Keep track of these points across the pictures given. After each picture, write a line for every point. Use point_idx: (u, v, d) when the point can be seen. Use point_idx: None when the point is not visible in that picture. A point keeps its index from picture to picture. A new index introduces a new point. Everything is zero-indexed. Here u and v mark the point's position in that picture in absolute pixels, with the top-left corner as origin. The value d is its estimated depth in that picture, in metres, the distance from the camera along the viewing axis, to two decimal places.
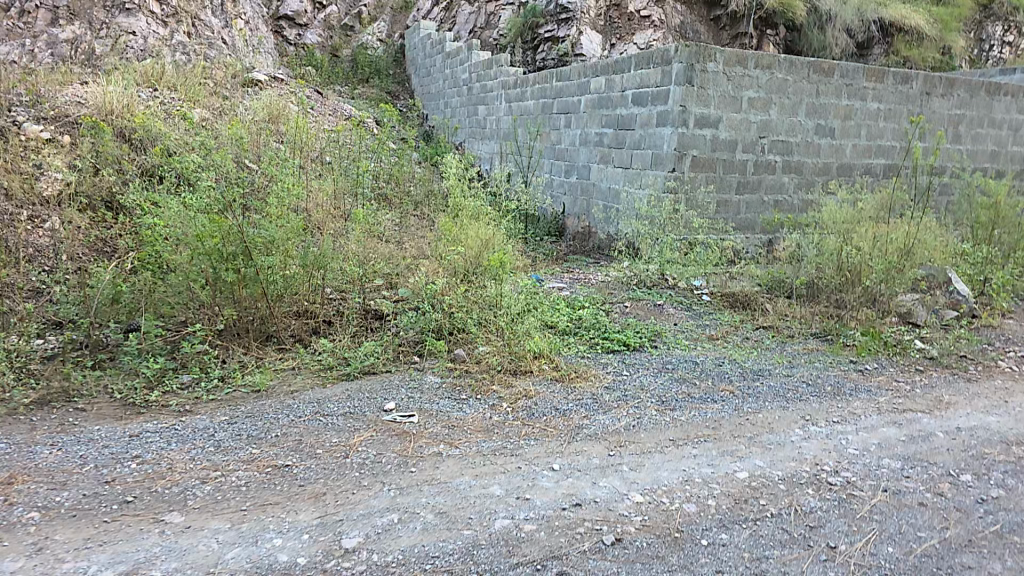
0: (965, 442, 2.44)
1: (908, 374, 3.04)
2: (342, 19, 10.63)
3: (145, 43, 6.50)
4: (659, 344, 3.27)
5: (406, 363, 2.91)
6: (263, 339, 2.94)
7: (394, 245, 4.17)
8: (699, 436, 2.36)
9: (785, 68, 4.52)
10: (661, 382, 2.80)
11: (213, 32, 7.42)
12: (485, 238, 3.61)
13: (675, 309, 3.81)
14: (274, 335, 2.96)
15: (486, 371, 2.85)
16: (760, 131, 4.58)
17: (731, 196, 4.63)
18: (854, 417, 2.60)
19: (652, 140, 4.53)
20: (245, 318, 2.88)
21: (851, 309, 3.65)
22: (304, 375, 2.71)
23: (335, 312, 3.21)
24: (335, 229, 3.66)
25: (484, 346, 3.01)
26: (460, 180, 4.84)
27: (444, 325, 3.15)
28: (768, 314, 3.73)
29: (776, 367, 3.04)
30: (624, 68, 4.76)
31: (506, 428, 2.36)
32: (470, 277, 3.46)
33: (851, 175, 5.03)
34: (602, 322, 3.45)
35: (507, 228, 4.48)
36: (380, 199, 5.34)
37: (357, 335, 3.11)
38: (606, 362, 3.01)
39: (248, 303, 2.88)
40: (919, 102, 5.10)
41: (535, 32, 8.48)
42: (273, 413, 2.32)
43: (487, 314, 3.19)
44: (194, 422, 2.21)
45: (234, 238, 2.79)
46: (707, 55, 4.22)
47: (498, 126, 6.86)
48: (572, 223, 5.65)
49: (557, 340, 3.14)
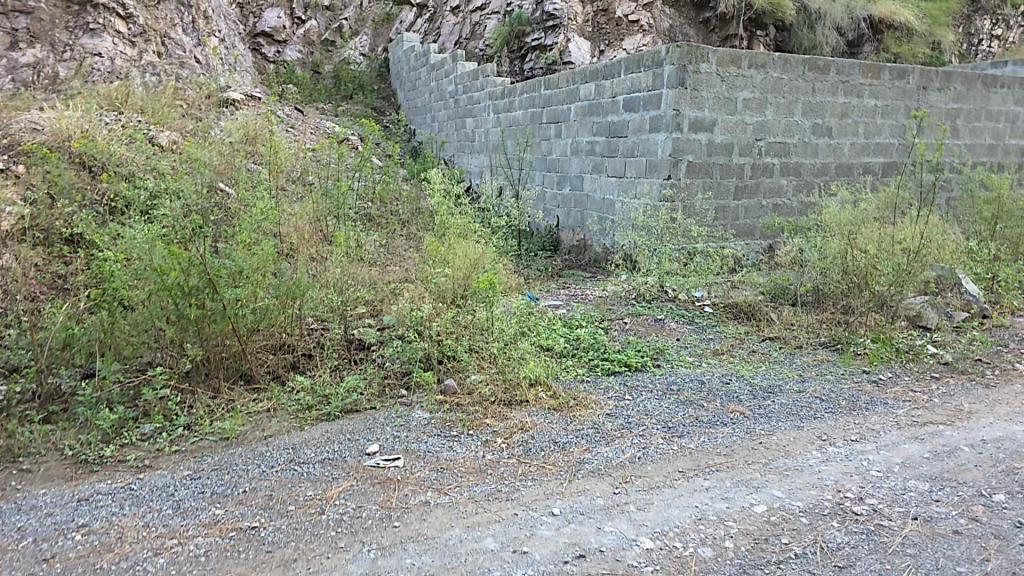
0: (994, 458, 2.25)
1: (924, 383, 2.89)
2: (322, 34, 10.51)
3: (113, 65, 6.36)
4: (662, 363, 3.10)
5: (393, 400, 2.74)
6: (238, 379, 2.82)
7: (380, 267, 4.03)
8: (710, 465, 2.17)
9: (780, 66, 4.43)
10: (666, 407, 2.61)
11: (185, 51, 7.33)
12: (473, 258, 3.51)
13: (676, 324, 3.65)
14: (247, 374, 2.84)
15: (479, 402, 2.67)
16: (757, 132, 4.47)
17: (729, 201, 4.51)
18: (872, 434, 2.42)
19: (645, 146, 4.40)
20: (216, 356, 2.74)
21: (860, 315, 3.52)
22: (280, 418, 2.55)
23: (314, 344, 3.09)
24: (312, 254, 3.57)
25: (477, 375, 2.84)
26: (447, 198, 4.68)
27: (433, 354, 2.97)
28: (773, 324, 3.59)
29: (788, 383, 2.86)
30: (614, 73, 4.63)
31: (501, 467, 2.18)
32: (459, 300, 3.30)
33: (851, 175, 4.94)
34: (601, 341, 3.29)
35: (498, 245, 4.32)
36: (366, 219, 5.18)
37: (338, 369, 2.96)
38: (607, 386, 2.83)
39: (216, 341, 2.73)
40: (915, 97, 5.04)
41: (521, 41, 8.42)
42: (243, 464, 2.18)
43: (478, 338, 3.04)
44: (153, 480, 2.06)
45: (197, 272, 2.68)
46: (698, 55, 4.11)
47: (486, 139, 6.74)
48: (567, 236, 5.49)
49: (554, 364, 2.96)
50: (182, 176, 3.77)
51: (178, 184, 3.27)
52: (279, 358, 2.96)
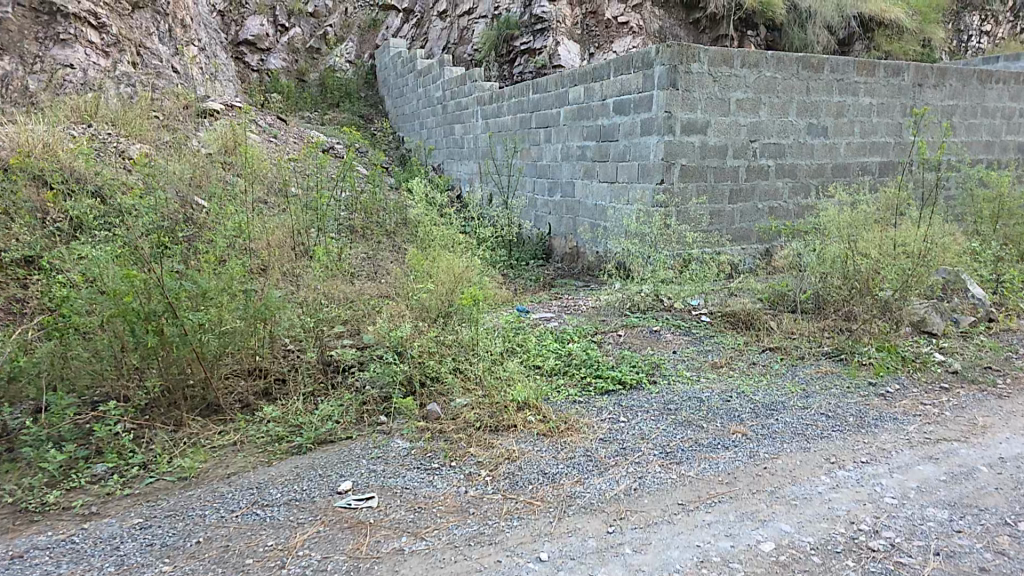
0: (1014, 479, 2.03)
1: (934, 395, 2.71)
2: (307, 41, 10.31)
3: (86, 76, 6.20)
4: (658, 379, 2.92)
5: (370, 427, 2.62)
6: (205, 411, 2.79)
7: (366, 281, 3.92)
8: (713, 496, 1.99)
9: (773, 65, 4.30)
10: (665, 429, 2.44)
11: (161, 61, 7.13)
12: (456, 272, 3.31)
13: (673, 335, 3.49)
14: (215, 404, 2.81)
15: (463, 429, 2.50)
16: (751, 133, 4.34)
17: (724, 205, 4.37)
18: (884, 455, 2.21)
19: (637, 150, 4.25)
20: (180, 386, 2.71)
21: (863, 322, 3.37)
22: (246, 452, 2.51)
23: (289, 368, 3.05)
24: (287, 276, 3.47)
25: (462, 399, 2.66)
26: (429, 207, 4.50)
27: (414, 377, 2.79)
28: (773, 333, 3.44)
29: (791, 399, 2.68)
30: (604, 75, 4.49)
31: (485, 505, 2.01)
32: (447, 317, 3.13)
33: (848, 175, 4.82)
34: (594, 356, 3.10)
35: (485, 255, 4.15)
36: (349, 231, 4.99)
37: (314, 394, 2.88)
38: (601, 407, 2.65)
39: (180, 370, 2.70)
40: (911, 95, 4.93)
41: (510, 45, 8.29)
42: (199, 509, 2.08)
43: (463, 357, 2.87)
44: (98, 531, 1.95)
45: (155, 296, 2.61)
46: (690, 54, 3.97)
47: (475, 145, 6.58)
48: (559, 243, 5.34)
49: (544, 384, 2.78)
50: (148, 194, 3.67)
51: (141, 203, 3.21)
52: (252, 384, 2.94)
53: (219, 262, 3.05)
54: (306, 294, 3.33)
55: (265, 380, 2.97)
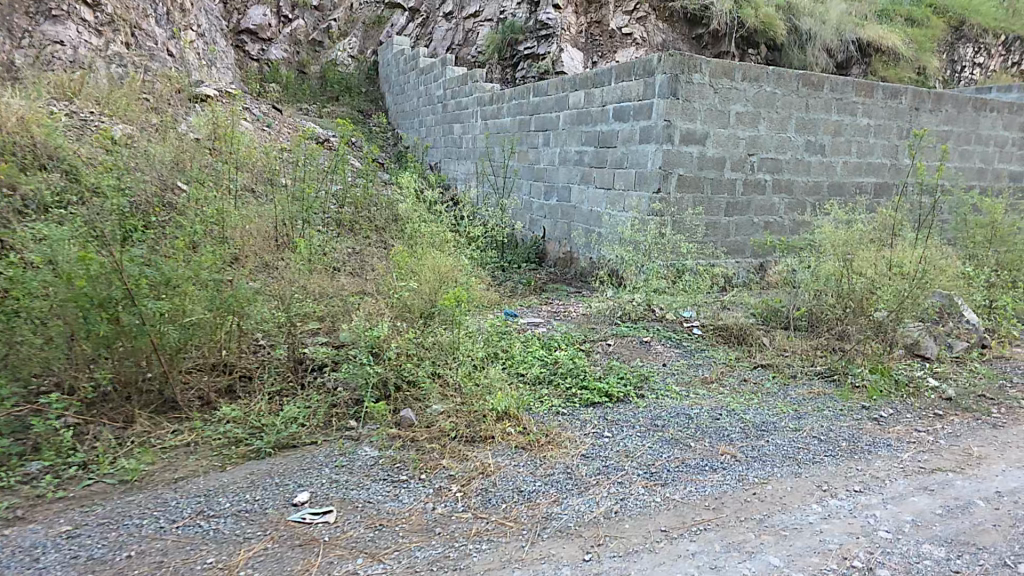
0: (1012, 516, 1.92)
1: (929, 422, 2.61)
2: (309, 34, 10.13)
3: (77, 54, 5.93)
4: (646, 394, 2.79)
5: (338, 433, 2.46)
6: (161, 408, 2.63)
7: (350, 277, 3.75)
8: (697, 523, 1.85)
9: (774, 80, 4.23)
10: (649, 447, 2.30)
11: (155, 43, 6.80)
12: (442, 272, 3.16)
13: (663, 346, 3.38)
14: (172, 401, 2.66)
15: (437, 439, 2.34)
16: (749, 147, 4.26)
17: (719, 218, 4.28)
18: (877, 484, 2.09)
19: (634, 157, 4.16)
20: (137, 380, 2.57)
21: (857, 343, 3.28)
22: (199, 454, 2.35)
23: (256, 364, 2.90)
24: (261, 266, 3.30)
25: (438, 405, 2.51)
26: (418, 204, 4.35)
27: (389, 380, 2.61)
28: (766, 350, 3.34)
29: (782, 420, 2.57)
30: (604, 81, 4.38)
31: (453, 524, 1.86)
32: (427, 318, 2.95)
33: (844, 194, 4.77)
34: (581, 366, 2.96)
35: (474, 255, 4.01)
36: (336, 224, 4.81)
37: (281, 394, 2.73)
38: (585, 420, 2.51)
39: (136, 364, 2.55)
40: (908, 118, 4.91)
41: (513, 50, 8.21)
42: (137, 518, 1.92)
43: (443, 362, 2.72)
44: (19, 539, 1.79)
45: (112, 281, 2.42)
46: (691, 65, 3.89)
47: (473, 146, 6.46)
48: (552, 248, 5.21)
49: (526, 393, 2.64)
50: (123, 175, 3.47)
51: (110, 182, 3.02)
52: (214, 380, 2.77)
53: (189, 249, 2.88)
54: (284, 287, 3.15)
55: (228, 377, 2.80)
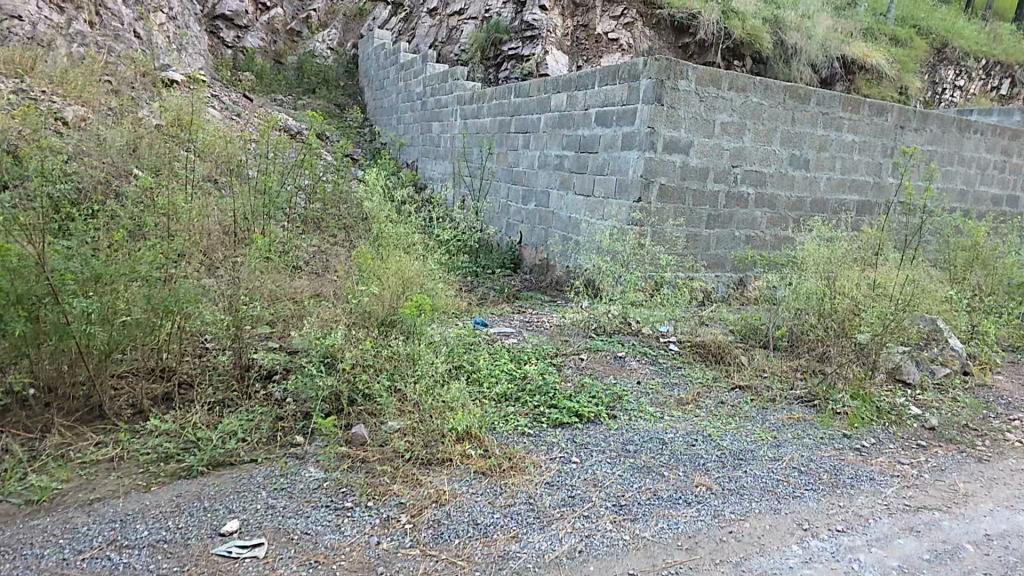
0: (1003, 562, 1.80)
1: (912, 453, 2.51)
2: (288, 24, 9.86)
3: (35, 30, 5.56)
4: (618, 415, 2.62)
5: (282, 450, 2.24)
6: (85, 417, 2.37)
7: (311, 278, 3.51)
8: (670, 565, 1.68)
9: (761, 91, 4.14)
10: (620, 476, 2.12)
11: (122, 23, 6.46)
12: (406, 276, 2.95)
13: (638, 363, 3.22)
14: (101, 409, 2.40)
15: (388, 460, 2.13)
16: (733, 159, 4.16)
17: (701, 230, 4.17)
18: (861, 523, 1.96)
19: (616, 164, 4.02)
20: (61, 385, 2.31)
21: (838, 366, 3.17)
22: (122, 472, 2.09)
23: (198, 371, 2.66)
24: (216, 263, 3.06)
25: (394, 421, 2.29)
26: (389, 203, 4.14)
27: (342, 393, 2.40)
28: (744, 370, 3.22)
29: (761, 448, 2.42)
30: (588, 83, 4.24)
31: (398, 562, 1.65)
32: (386, 327, 2.75)
33: (826, 211, 4.72)
34: (550, 383, 2.77)
35: (445, 259, 3.81)
36: (303, 221, 4.55)
37: (224, 404, 2.47)
38: (552, 443, 2.33)
39: (60, 368, 2.28)
40: (894, 136, 4.89)
41: (497, 49, 8.07)
42: (36, 547, 1.68)
43: (401, 374, 2.49)
44: None
45: (35, 276, 2.13)
46: (678, 71, 3.77)
47: (451, 145, 6.27)
48: (529, 254, 5.03)
49: (490, 412, 2.44)
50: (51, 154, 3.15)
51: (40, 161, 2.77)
52: (149, 387, 2.52)
53: (124, 242, 2.59)
54: (236, 288, 2.83)
55: (165, 384, 2.55)
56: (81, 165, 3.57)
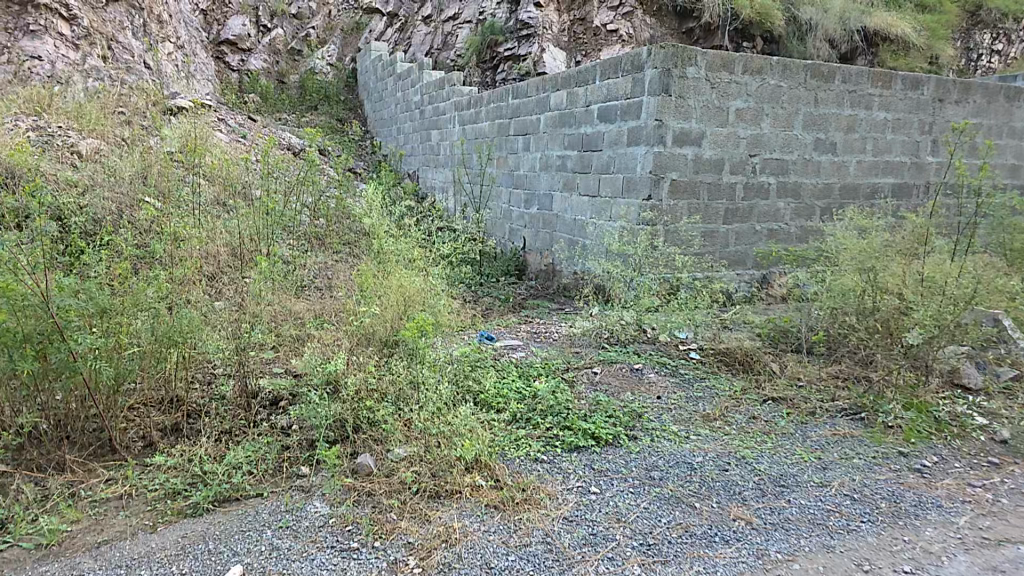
0: None
1: (983, 474, 2.25)
2: (290, 43, 9.96)
3: (53, 69, 5.73)
4: (639, 436, 2.41)
5: (288, 482, 1.98)
6: (98, 452, 2.08)
7: (313, 297, 3.42)
8: None
9: (778, 72, 3.82)
10: (646, 510, 1.92)
11: (135, 55, 6.61)
12: (409, 292, 2.75)
13: (657, 376, 3.00)
14: (111, 444, 2.09)
15: (395, 494, 1.92)
16: (751, 147, 3.86)
17: (718, 225, 3.89)
18: (931, 561, 1.72)
19: (623, 161, 3.79)
20: (72, 419, 2.04)
21: (883, 371, 2.90)
22: (129, 511, 1.83)
23: (212, 399, 2.35)
24: (223, 290, 3.04)
25: (403, 449, 2.10)
26: (391, 217, 4.04)
27: (347, 420, 2.21)
28: (776, 379, 2.95)
29: (805, 472, 2.19)
30: (589, 79, 4.03)
31: None
32: (392, 347, 2.57)
33: (857, 197, 4.35)
34: (564, 402, 2.57)
35: (447, 272, 3.67)
36: (309, 238, 4.48)
37: (232, 434, 2.19)
38: (568, 471, 2.12)
39: (67, 402, 2.01)
40: (931, 111, 4.50)
41: (494, 51, 7.94)
42: None
43: (406, 397, 2.31)
44: None
45: (38, 314, 1.88)
46: (685, 57, 3.51)
47: (451, 152, 6.15)
48: (533, 259, 4.88)
49: (500, 436, 2.24)
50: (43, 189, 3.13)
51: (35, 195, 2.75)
52: (161, 417, 2.23)
53: (128, 274, 2.41)
54: (243, 305, 2.78)
55: (175, 413, 2.25)
56: (91, 199, 3.60)
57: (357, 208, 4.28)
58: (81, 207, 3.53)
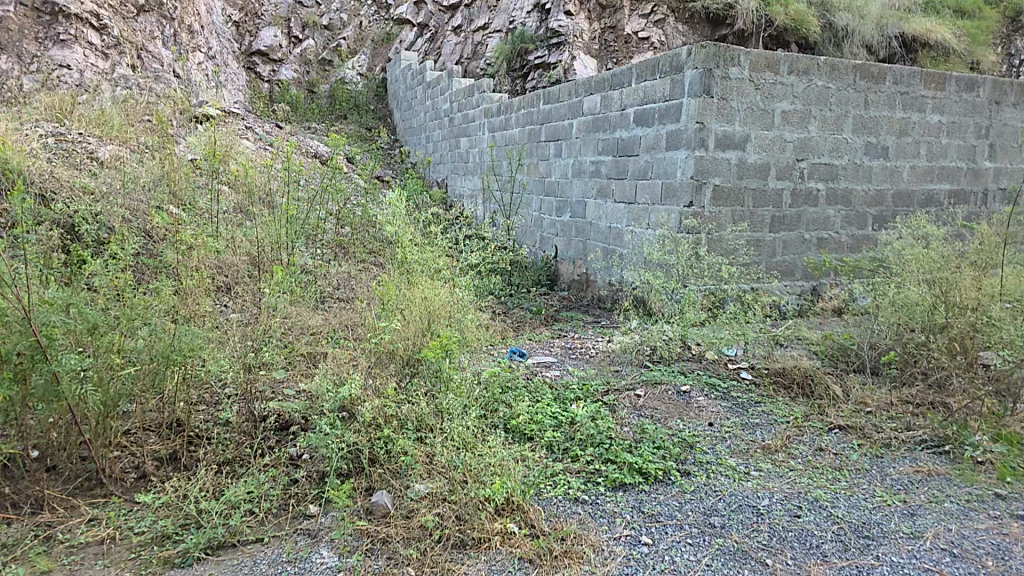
0: None
1: None
2: (320, 53, 9.98)
3: (82, 78, 5.72)
4: (693, 471, 2.12)
5: (293, 525, 1.74)
6: (86, 485, 1.87)
7: (339, 307, 3.22)
8: None
9: (826, 73, 3.55)
10: (710, 570, 1.61)
11: (162, 65, 6.61)
12: (432, 307, 2.49)
13: (707, 400, 2.70)
14: (98, 477, 1.87)
15: (416, 542, 1.66)
16: (799, 151, 3.58)
17: (764, 234, 3.59)
18: None
19: (661, 166, 3.54)
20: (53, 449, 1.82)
21: (958, 397, 2.65)
22: (110, 558, 1.59)
23: (212, 423, 2.13)
24: (248, 300, 2.86)
25: (424, 486, 1.85)
26: (418, 226, 3.84)
27: (362, 451, 1.96)
28: (841, 405, 2.69)
29: (891, 521, 1.92)
30: (624, 82, 3.80)
31: None
32: (415, 365, 2.31)
33: (911, 205, 4.03)
34: (605, 429, 2.29)
35: (477, 283, 3.44)
36: (334, 248, 4.31)
37: (233, 465, 1.96)
38: (614, 515, 1.84)
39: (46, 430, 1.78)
40: (988, 113, 4.17)
41: (524, 59, 7.82)
42: None
43: (429, 425, 2.05)
44: None
45: (19, 332, 1.67)
46: (728, 57, 3.27)
47: (480, 160, 5.97)
48: (566, 269, 4.64)
49: (535, 472, 1.97)
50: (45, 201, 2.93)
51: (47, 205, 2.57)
52: (158, 444, 2.02)
53: (133, 284, 2.24)
54: (256, 319, 2.58)
55: (174, 440, 2.04)
56: (109, 204, 3.46)
57: (379, 216, 4.10)
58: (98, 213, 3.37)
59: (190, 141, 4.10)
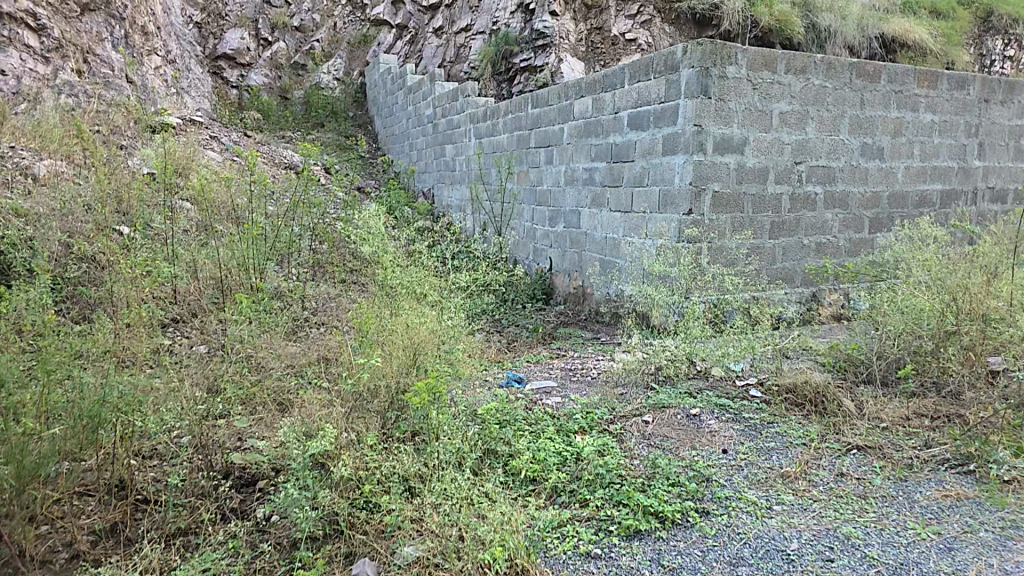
0: None
1: None
2: (292, 57, 9.60)
3: (19, 84, 5.22)
4: (711, 510, 1.92)
5: None
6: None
7: (317, 335, 2.96)
8: None
9: (823, 72, 3.42)
10: None
11: (113, 70, 6.15)
12: (419, 338, 2.27)
13: (719, 424, 2.52)
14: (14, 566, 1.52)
15: None
16: (797, 154, 3.44)
17: (765, 241, 3.44)
18: None
19: (658, 172, 3.36)
20: None
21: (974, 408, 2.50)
22: None
23: (158, 486, 1.86)
24: (216, 330, 2.60)
25: (414, 549, 1.61)
26: (401, 242, 3.58)
27: (340, 511, 1.71)
28: (855, 422, 2.54)
29: (930, 559, 1.72)
30: (616, 83, 3.62)
31: None
32: (398, 403, 2.10)
33: (907, 207, 3.94)
34: (613, 467, 2.08)
35: (467, 303, 3.21)
36: (312, 267, 4.02)
37: (188, 537, 1.68)
38: (630, 573, 1.62)
39: None
40: (977, 112, 4.11)
41: (509, 62, 7.66)
42: None
43: (419, 477, 1.81)
44: None
45: None
46: (724, 55, 3.11)
47: (467, 168, 5.74)
48: (562, 281, 4.44)
49: (539, 524, 1.74)
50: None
51: None
52: (94, 517, 1.72)
53: (58, 327, 1.94)
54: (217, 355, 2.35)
55: (114, 510, 1.75)
56: (42, 229, 3.09)
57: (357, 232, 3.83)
58: (28, 241, 2.98)
59: (140, 154, 3.74)
